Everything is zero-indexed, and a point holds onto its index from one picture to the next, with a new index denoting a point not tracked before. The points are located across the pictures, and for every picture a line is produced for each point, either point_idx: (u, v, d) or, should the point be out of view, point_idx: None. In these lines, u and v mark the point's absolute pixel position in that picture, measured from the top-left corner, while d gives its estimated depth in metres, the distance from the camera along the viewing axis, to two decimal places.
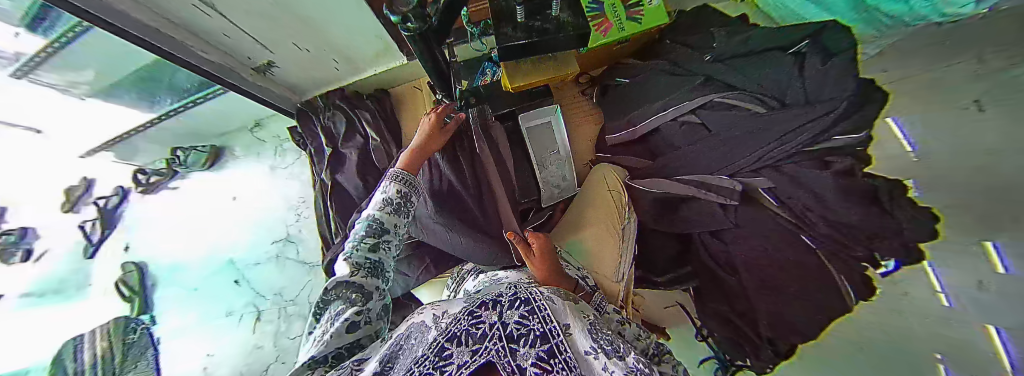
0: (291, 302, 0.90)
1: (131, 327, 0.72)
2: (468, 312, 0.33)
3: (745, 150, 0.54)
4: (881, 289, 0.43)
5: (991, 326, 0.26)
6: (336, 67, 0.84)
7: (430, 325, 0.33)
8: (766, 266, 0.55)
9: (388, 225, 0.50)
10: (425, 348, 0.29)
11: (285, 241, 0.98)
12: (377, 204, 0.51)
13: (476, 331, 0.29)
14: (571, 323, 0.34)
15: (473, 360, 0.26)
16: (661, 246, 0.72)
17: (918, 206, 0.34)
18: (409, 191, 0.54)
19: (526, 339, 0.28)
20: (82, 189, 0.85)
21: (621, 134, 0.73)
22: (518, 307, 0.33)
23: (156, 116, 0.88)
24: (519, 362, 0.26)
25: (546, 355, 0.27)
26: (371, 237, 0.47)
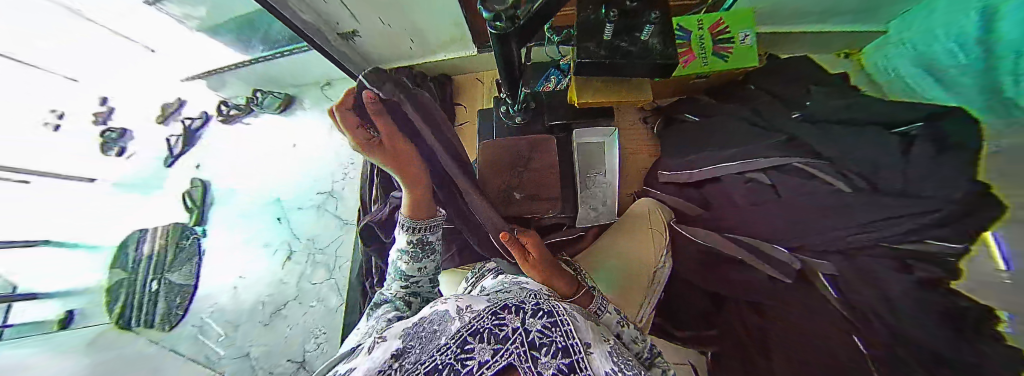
0: (319, 251, 0.93)
1: (184, 234, 0.90)
2: (491, 311, 0.32)
3: (816, 227, 0.49)
4: None
5: None
6: (411, 46, 0.88)
7: (453, 317, 0.33)
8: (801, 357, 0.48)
9: (410, 270, 0.51)
10: (448, 337, 0.29)
11: (328, 194, 0.99)
12: (398, 248, 0.53)
13: (500, 331, 0.28)
14: (591, 343, 0.33)
15: (497, 360, 0.23)
16: (690, 298, 0.70)
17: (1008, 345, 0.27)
18: (421, 233, 0.52)
19: (546, 350, 0.27)
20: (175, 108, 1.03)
21: (674, 173, 0.73)
22: (541, 316, 0.33)
23: (249, 59, 0.95)
24: (539, 372, 0.24)
25: (567, 371, 0.26)
26: (401, 282, 0.51)
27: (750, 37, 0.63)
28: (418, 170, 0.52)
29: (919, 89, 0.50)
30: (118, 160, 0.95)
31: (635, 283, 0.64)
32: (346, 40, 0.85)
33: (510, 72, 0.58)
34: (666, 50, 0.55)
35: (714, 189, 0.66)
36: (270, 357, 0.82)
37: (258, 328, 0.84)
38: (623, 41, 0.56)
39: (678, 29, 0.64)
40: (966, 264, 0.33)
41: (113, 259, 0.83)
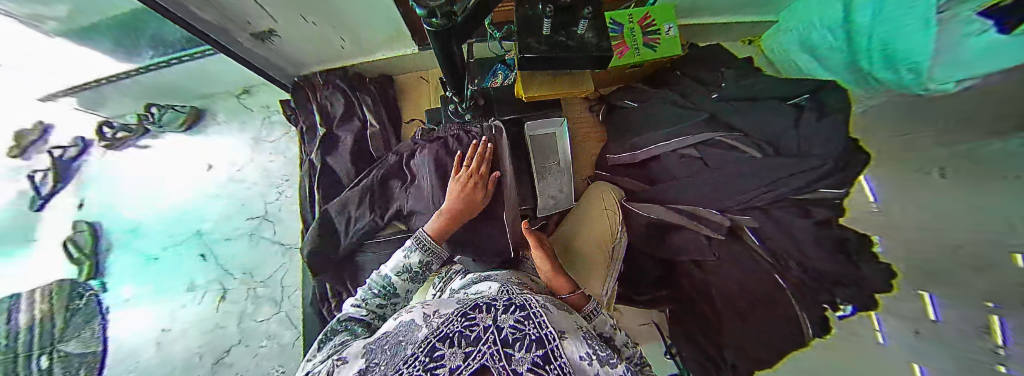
0: (260, 284, 0.83)
1: (77, 292, 0.71)
2: (462, 313, 0.33)
3: (735, 190, 0.56)
4: (835, 329, 0.47)
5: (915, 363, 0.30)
6: (342, 45, 0.80)
7: (420, 324, 0.33)
8: (740, 299, 0.59)
9: (401, 289, 0.49)
10: (414, 345, 0.30)
11: (262, 218, 0.88)
12: (394, 267, 0.49)
13: (471, 333, 0.30)
14: (564, 330, 0.36)
15: (468, 363, 0.27)
16: (645, 268, 0.76)
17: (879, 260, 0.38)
18: (431, 259, 0.51)
19: (521, 344, 0.30)
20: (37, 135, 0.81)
21: (624, 155, 0.76)
22: (513, 311, 0.34)
23: (137, 69, 0.80)
24: (514, 366, 0.27)
25: (541, 361, 0.29)
26: (380, 297, 0.48)
27: (672, 29, 0.68)
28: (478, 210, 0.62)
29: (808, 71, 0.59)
30: None
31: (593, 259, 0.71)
32: (263, 43, 0.74)
33: (453, 68, 0.55)
34: (601, 42, 0.57)
35: (656, 166, 0.70)
36: None
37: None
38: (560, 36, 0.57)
39: (611, 23, 0.67)
40: (848, 204, 0.44)
41: None
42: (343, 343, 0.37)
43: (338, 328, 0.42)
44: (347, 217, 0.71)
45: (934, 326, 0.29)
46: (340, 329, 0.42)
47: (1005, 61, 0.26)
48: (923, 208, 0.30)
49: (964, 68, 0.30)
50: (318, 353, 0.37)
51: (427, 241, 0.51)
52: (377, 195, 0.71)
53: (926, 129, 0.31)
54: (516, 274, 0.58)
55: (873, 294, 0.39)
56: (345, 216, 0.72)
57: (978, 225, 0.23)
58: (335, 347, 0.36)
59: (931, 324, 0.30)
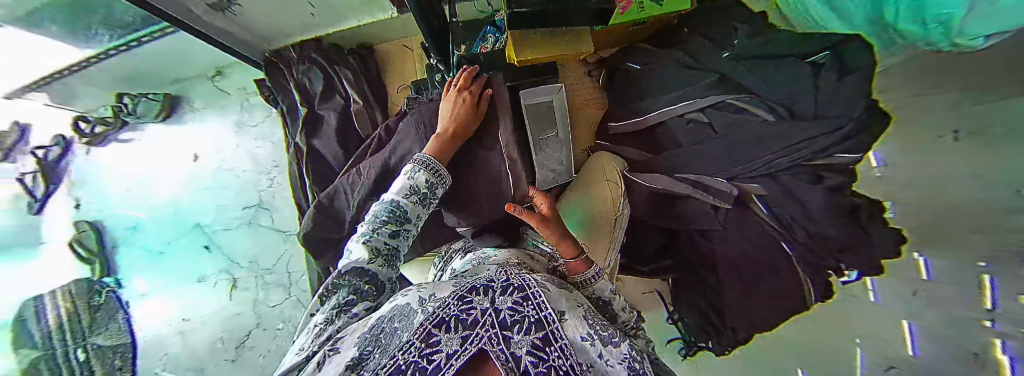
0: (266, 271, 0.86)
1: (96, 289, 0.65)
2: (458, 296, 0.32)
3: (750, 157, 0.53)
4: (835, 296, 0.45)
5: (904, 321, 0.33)
6: (311, 12, 0.71)
7: (416, 309, 0.32)
8: (745, 266, 0.59)
9: (410, 214, 0.47)
10: (410, 332, 0.29)
11: (257, 207, 0.88)
12: (400, 191, 0.48)
13: (467, 318, 0.29)
14: (564, 310, 0.34)
15: (463, 349, 0.26)
16: (647, 238, 0.74)
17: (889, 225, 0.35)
18: (434, 177, 0.51)
19: (520, 326, 0.29)
20: (19, 134, 0.66)
21: (625, 123, 0.72)
22: (511, 292, 0.33)
23: (94, 54, 0.72)
24: (513, 349, 0.27)
25: (541, 342, 0.29)
26: (390, 225, 0.45)
27: None
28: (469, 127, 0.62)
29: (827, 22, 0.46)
30: None
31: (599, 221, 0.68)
32: (223, 12, 0.66)
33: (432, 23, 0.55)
34: None
35: (662, 133, 0.66)
36: None
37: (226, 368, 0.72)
38: None
39: None
40: (860, 167, 0.40)
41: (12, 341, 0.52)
42: (348, 305, 0.36)
43: (347, 276, 0.39)
44: (338, 205, 0.67)
45: (932, 288, 0.30)
46: (346, 282, 0.39)
47: None
48: (935, 173, 0.28)
49: (999, 16, 0.23)
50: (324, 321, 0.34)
51: (429, 161, 0.52)
52: (364, 176, 0.66)
53: (930, 81, 0.29)
54: (517, 255, 0.55)
55: (880, 259, 0.37)
56: (334, 202, 0.68)
57: (999, 192, 0.21)
58: (339, 318, 0.34)
59: (929, 287, 0.30)
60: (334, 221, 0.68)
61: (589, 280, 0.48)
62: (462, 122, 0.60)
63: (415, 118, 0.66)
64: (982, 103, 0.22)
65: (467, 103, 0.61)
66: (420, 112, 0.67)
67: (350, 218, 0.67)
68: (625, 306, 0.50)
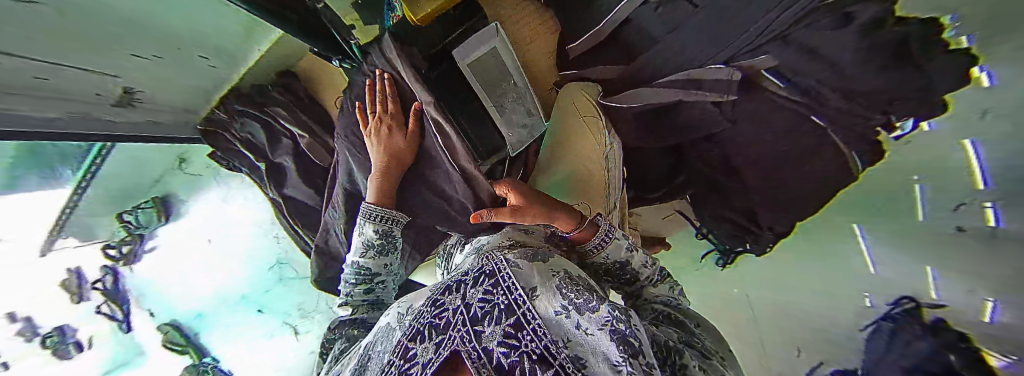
0: (314, 313, 1.05)
1: (202, 368, 0.80)
2: (432, 302, 0.31)
3: (742, 26, 0.41)
4: (890, 152, 0.36)
5: (965, 140, 0.27)
6: (208, 63, 0.65)
7: (395, 325, 0.31)
8: (770, 159, 0.49)
9: (374, 266, 0.53)
10: (391, 351, 0.28)
11: (278, 264, 1.07)
12: (358, 250, 0.53)
13: (439, 321, 0.28)
14: (538, 283, 0.30)
15: (438, 354, 0.24)
16: (649, 161, 0.65)
17: (950, 48, 0.26)
18: (384, 225, 0.54)
19: (490, 317, 0.27)
20: (77, 278, 0.72)
21: (585, 39, 0.58)
22: (483, 281, 0.31)
23: (73, 190, 0.74)
24: (484, 344, 0.24)
25: (512, 329, 0.25)
26: (360, 284, 0.52)
27: None
28: (405, 157, 0.57)
29: None
30: (91, 354, 0.69)
31: (589, 175, 0.58)
32: (132, 106, 0.62)
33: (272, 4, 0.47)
34: None
35: (631, 32, 0.54)
36: None
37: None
38: None
39: None
40: None
41: None
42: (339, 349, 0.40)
43: (336, 326, 0.47)
44: (331, 242, 0.69)
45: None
46: (339, 328, 0.46)
47: None
48: None
49: None
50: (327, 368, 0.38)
51: (371, 209, 0.54)
52: (339, 205, 0.65)
53: None
54: (506, 233, 0.49)
55: (942, 96, 0.28)
56: (328, 241, 0.69)
57: None
58: (338, 359, 0.37)
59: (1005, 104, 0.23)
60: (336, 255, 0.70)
61: (599, 245, 0.44)
62: (391, 150, 0.55)
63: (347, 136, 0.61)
64: None
65: (389, 127, 0.55)
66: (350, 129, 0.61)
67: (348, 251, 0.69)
68: (646, 260, 0.46)
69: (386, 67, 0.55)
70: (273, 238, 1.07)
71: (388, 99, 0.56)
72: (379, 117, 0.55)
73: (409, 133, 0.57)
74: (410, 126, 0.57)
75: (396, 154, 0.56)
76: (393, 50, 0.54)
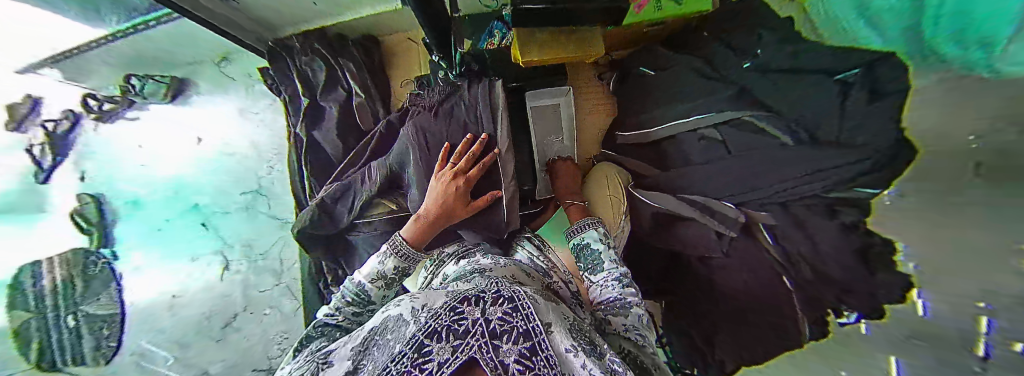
0: (259, 256, 0.84)
1: (89, 260, 0.62)
2: (450, 307, 0.34)
3: (757, 185, 0.52)
4: (833, 333, 0.43)
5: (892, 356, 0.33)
6: (313, 3, 0.69)
7: (408, 318, 0.34)
8: (744, 299, 0.57)
9: (375, 296, 0.51)
10: (403, 342, 0.31)
11: (255, 193, 0.87)
12: (370, 274, 0.51)
13: (458, 327, 0.31)
14: (553, 321, 0.35)
15: (454, 357, 0.28)
16: (648, 257, 0.72)
17: (898, 267, 0.33)
18: (406, 266, 0.54)
19: (508, 336, 0.31)
20: (29, 108, 0.65)
21: (631, 134, 0.70)
22: (502, 303, 0.35)
23: (107, 33, 0.76)
24: (501, 358, 0.28)
25: (528, 352, 0.29)
26: (353, 304, 0.50)
27: None
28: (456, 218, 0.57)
29: (859, 34, 0.41)
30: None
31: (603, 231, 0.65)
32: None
33: (434, 21, 0.53)
34: None
35: (670, 147, 0.64)
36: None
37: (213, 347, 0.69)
38: None
39: None
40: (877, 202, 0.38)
41: (10, 306, 0.53)
42: (322, 347, 0.38)
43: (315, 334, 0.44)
44: (343, 198, 0.68)
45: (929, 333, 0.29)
46: (319, 334, 0.44)
47: None
48: (950, 232, 0.26)
49: None
50: (299, 362, 0.35)
51: (405, 248, 0.53)
52: (368, 171, 0.67)
53: (947, 121, 0.27)
54: (511, 270, 0.53)
55: (882, 305, 0.35)
56: (334, 195, 0.68)
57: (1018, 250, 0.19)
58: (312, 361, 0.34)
59: (932, 334, 0.29)
60: (332, 211, 0.67)
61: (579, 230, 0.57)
62: (448, 212, 0.56)
63: (414, 121, 0.64)
64: (1002, 142, 0.20)
65: (460, 191, 0.56)
66: (416, 117, 0.65)
67: (349, 216, 0.67)
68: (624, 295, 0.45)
69: (480, 90, 0.63)
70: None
71: (476, 171, 0.58)
72: (458, 178, 0.56)
73: (471, 208, 0.59)
74: (477, 200, 0.60)
75: (452, 217, 0.56)
76: (501, 98, 0.62)
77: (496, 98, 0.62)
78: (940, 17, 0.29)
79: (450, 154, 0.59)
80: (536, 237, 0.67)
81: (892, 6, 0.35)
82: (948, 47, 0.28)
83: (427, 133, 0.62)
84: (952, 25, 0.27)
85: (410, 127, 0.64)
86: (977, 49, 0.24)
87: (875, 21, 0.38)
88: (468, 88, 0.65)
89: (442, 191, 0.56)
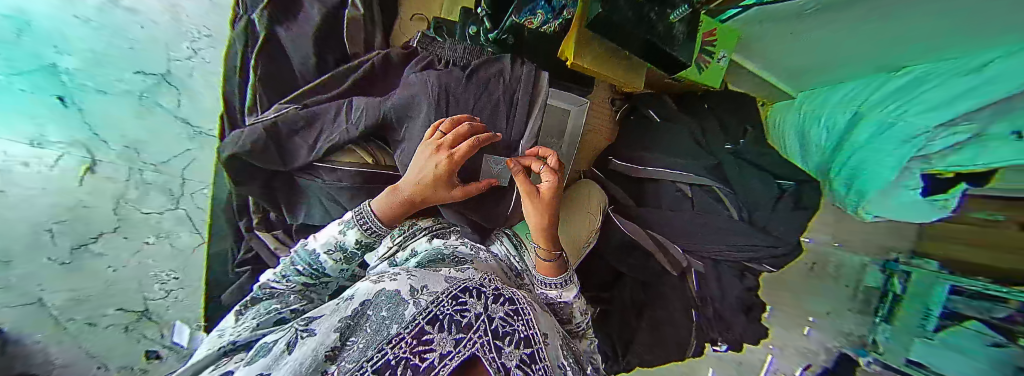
0: (147, 165, 0.69)
1: None
2: (452, 294, 0.31)
3: (705, 240, 0.65)
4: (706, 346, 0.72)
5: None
6: None
7: (406, 300, 0.30)
8: (663, 320, 0.76)
9: (330, 268, 0.47)
10: (400, 325, 0.27)
11: (161, 77, 0.71)
12: (325, 243, 0.45)
13: (461, 319, 0.28)
14: (547, 332, 0.37)
15: (458, 351, 0.26)
16: (596, 272, 0.85)
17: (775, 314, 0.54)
18: (370, 240, 0.47)
19: (510, 338, 0.30)
20: None
21: (624, 165, 0.77)
22: (504, 302, 0.34)
23: None
24: (503, 360, 0.28)
25: (528, 358, 0.30)
26: (307, 277, 0.45)
27: (724, 59, 0.67)
28: (447, 198, 0.49)
29: (790, 142, 0.60)
30: None
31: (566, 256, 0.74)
32: None
33: None
34: (688, 43, 0.49)
35: (652, 189, 0.73)
36: (83, 307, 0.58)
37: (54, 271, 0.55)
38: (664, 25, 0.48)
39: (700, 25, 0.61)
40: None
41: None
42: (273, 310, 0.40)
43: (260, 295, 0.44)
44: (305, 131, 0.54)
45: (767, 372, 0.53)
46: (265, 296, 0.43)
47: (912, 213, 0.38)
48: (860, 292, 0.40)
49: (905, 214, 0.39)
50: (246, 319, 0.37)
51: (372, 223, 0.46)
52: (347, 104, 0.55)
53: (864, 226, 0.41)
54: (492, 266, 0.53)
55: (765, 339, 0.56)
56: (295, 122, 0.53)
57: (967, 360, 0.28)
58: (265, 314, 0.38)
59: None
60: (292, 144, 0.54)
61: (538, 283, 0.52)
62: (431, 193, 0.47)
63: (438, 75, 0.56)
64: None
65: (444, 170, 0.46)
66: (447, 72, 0.57)
67: (309, 153, 0.53)
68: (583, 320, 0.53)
69: (525, 75, 0.61)
70: (134, 28, 0.68)
71: (466, 147, 0.45)
72: (442, 152, 0.46)
73: (463, 192, 0.49)
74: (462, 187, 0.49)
75: (439, 197, 0.48)
76: (542, 98, 0.61)
77: (541, 85, 0.61)
78: (846, 158, 0.47)
79: (447, 124, 0.49)
80: (512, 232, 0.66)
81: (820, 136, 0.53)
82: (838, 179, 0.49)
83: (449, 94, 0.55)
84: (849, 169, 0.46)
85: (437, 81, 0.55)
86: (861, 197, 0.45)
87: (802, 136, 0.57)
88: (512, 66, 0.61)
89: (425, 165, 0.47)
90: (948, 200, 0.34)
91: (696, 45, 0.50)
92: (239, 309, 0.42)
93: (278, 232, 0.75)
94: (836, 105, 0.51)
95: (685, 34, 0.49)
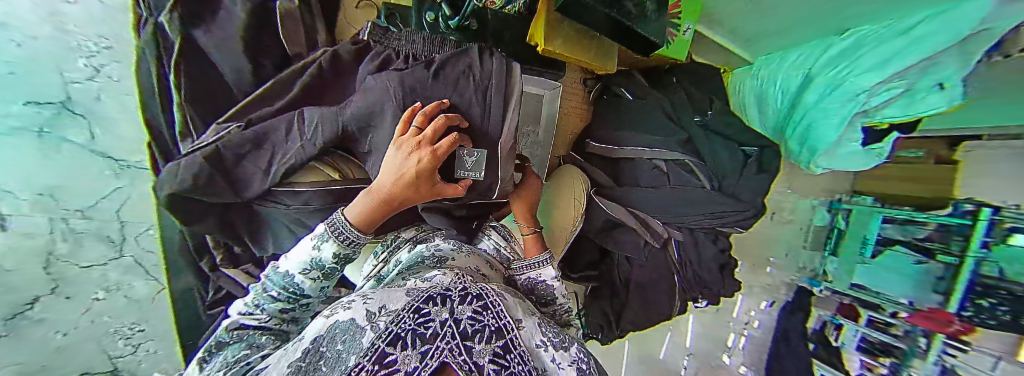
0: (77, 213, 0.48)
1: None
2: (413, 306, 0.26)
3: (680, 213, 0.67)
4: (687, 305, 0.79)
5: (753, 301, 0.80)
6: None
7: (364, 326, 0.26)
8: (648, 288, 0.81)
9: (309, 290, 0.41)
10: (356, 354, 0.22)
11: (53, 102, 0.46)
12: (299, 264, 0.38)
13: (425, 330, 0.23)
14: (521, 318, 0.36)
15: (425, 364, 0.20)
16: (583, 253, 0.87)
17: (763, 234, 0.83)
18: (349, 256, 0.41)
19: (481, 335, 0.26)
20: None
21: (599, 148, 0.78)
22: (471, 300, 0.30)
23: None
24: (475, 359, 0.23)
25: (502, 351, 0.27)
26: (283, 303, 0.40)
27: (689, 31, 0.67)
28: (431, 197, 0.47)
29: (746, 109, 0.63)
30: None
31: (554, 244, 0.75)
32: None
33: None
34: (657, 19, 0.49)
35: (629, 168, 0.74)
36: None
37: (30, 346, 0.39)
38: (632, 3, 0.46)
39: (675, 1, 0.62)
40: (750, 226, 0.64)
41: None
42: (242, 358, 0.32)
43: (229, 338, 0.35)
44: (255, 153, 0.48)
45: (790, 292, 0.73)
46: (235, 339, 0.35)
47: (853, 162, 0.44)
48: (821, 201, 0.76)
49: (846, 162, 0.45)
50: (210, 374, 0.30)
51: (349, 233, 0.39)
52: (298, 116, 0.49)
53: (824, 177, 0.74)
54: (478, 263, 0.53)
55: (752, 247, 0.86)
56: (240, 143, 0.47)
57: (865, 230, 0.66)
58: (231, 366, 0.30)
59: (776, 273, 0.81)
60: (241, 168, 0.48)
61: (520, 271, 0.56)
62: (417, 193, 0.44)
63: (400, 74, 0.51)
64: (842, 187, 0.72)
65: (430, 170, 0.43)
66: (410, 71, 0.52)
67: (271, 179, 0.48)
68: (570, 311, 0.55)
69: (495, 65, 0.57)
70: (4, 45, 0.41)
71: (448, 142, 0.44)
72: (424, 149, 0.42)
73: (448, 190, 0.48)
74: (445, 184, 0.47)
75: (423, 197, 0.45)
76: (517, 88, 0.57)
77: (513, 79, 0.57)
78: (798, 121, 0.49)
79: (418, 118, 0.46)
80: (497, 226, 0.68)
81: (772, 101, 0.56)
82: (792, 139, 0.52)
83: (416, 95, 0.50)
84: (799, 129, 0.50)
85: (399, 81, 0.50)
86: (812, 153, 0.49)
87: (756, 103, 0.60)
88: (480, 58, 0.56)
89: (409, 165, 0.42)
90: (883, 148, 0.41)
91: (665, 20, 0.49)
92: (203, 358, 0.33)
93: (247, 266, 0.67)
94: (783, 71, 0.54)
95: (654, 10, 0.48)
